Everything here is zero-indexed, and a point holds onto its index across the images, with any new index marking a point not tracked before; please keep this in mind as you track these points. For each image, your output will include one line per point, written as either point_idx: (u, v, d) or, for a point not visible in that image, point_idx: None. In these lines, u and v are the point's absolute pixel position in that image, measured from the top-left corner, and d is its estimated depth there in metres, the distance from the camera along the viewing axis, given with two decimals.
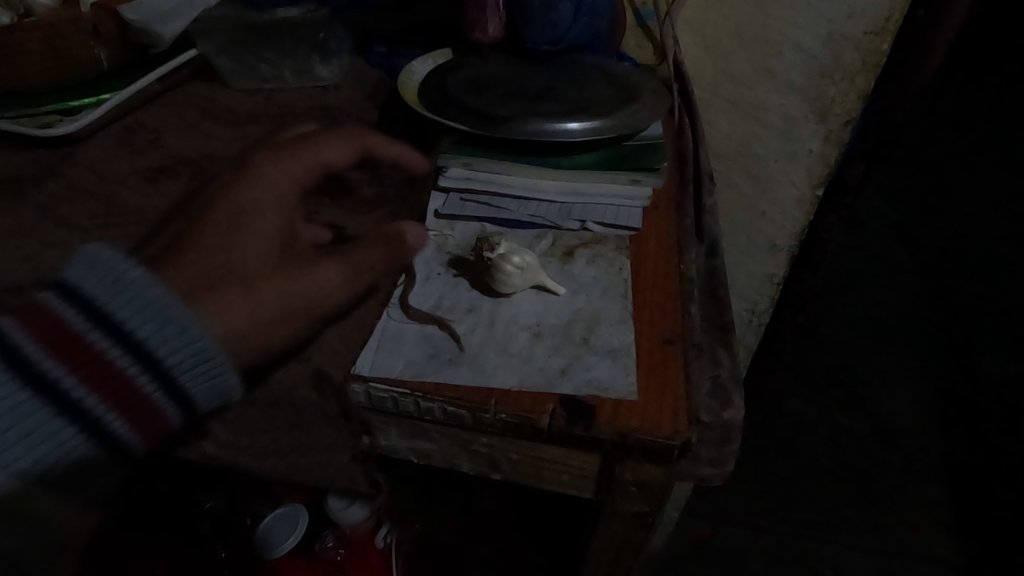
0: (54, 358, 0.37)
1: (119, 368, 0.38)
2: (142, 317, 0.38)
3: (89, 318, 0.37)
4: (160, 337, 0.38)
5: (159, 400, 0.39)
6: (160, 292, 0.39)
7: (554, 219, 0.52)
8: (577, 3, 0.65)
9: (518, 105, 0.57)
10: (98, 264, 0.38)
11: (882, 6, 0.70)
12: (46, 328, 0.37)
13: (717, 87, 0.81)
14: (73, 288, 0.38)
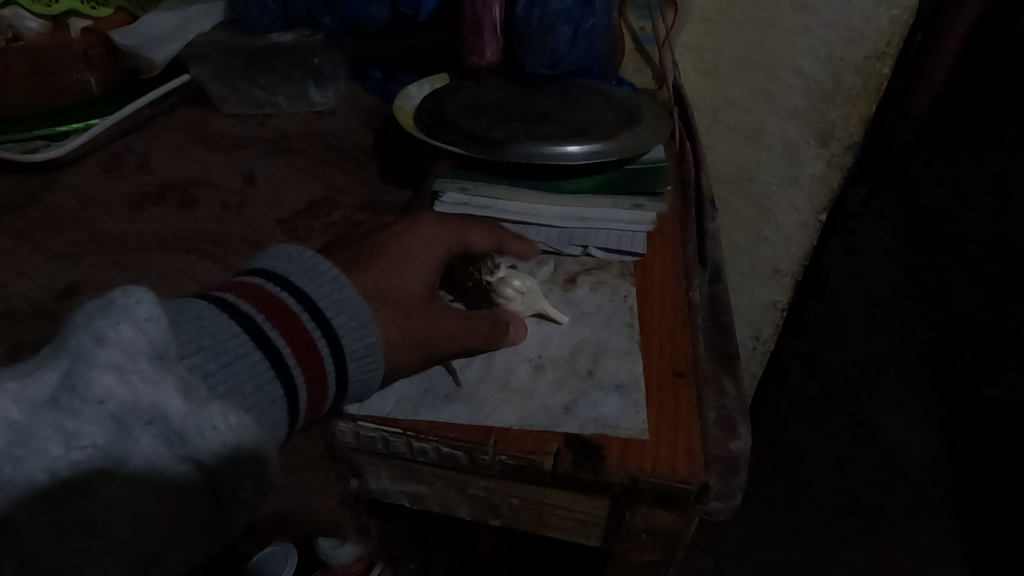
0: (266, 326, 0.37)
1: (319, 346, 0.37)
2: (338, 304, 0.38)
3: (294, 295, 0.38)
4: (350, 325, 0.38)
5: (337, 385, 0.37)
6: (354, 289, 0.40)
7: (555, 245, 0.50)
8: (575, 28, 0.64)
9: (516, 128, 0.56)
10: (302, 257, 0.40)
11: (881, 31, 0.70)
12: (261, 303, 0.37)
13: (717, 112, 0.80)
14: (280, 274, 0.39)
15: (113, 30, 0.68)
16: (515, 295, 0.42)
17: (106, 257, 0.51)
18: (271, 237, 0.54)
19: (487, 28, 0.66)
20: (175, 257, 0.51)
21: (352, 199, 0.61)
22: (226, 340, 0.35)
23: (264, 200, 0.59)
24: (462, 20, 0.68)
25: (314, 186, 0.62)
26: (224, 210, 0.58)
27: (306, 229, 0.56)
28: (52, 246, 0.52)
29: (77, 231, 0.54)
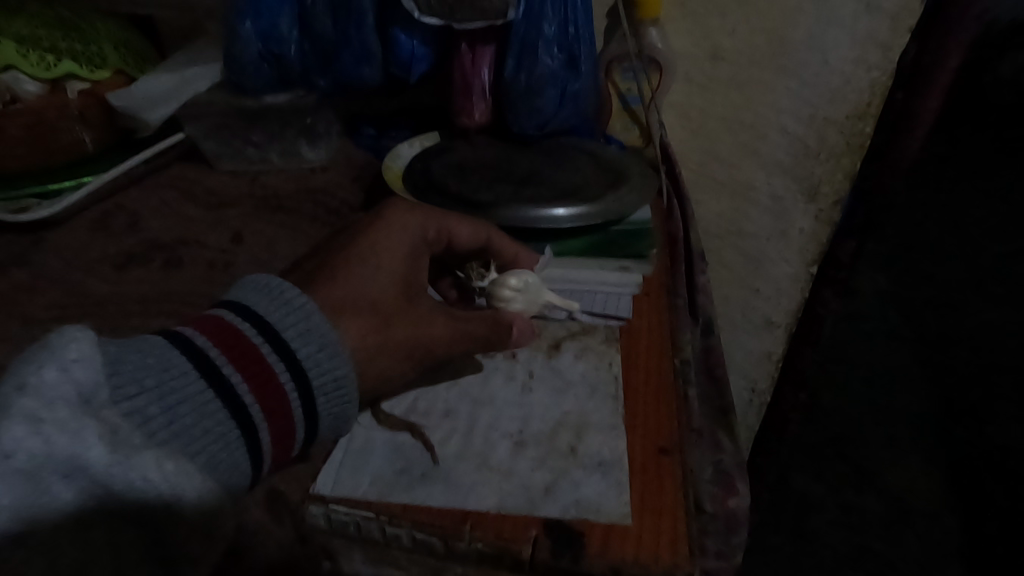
0: (225, 363, 0.36)
1: (281, 380, 0.36)
2: (303, 334, 0.38)
3: (253, 327, 0.37)
4: (316, 356, 0.38)
5: (302, 421, 0.37)
6: (320, 315, 0.39)
7: (539, 308, 0.49)
8: (562, 91, 0.66)
9: (504, 189, 0.57)
10: (264, 285, 0.39)
11: (862, 92, 0.72)
12: (218, 337, 0.36)
13: (704, 168, 0.81)
14: (240, 304, 0.38)
15: (110, 93, 0.69)
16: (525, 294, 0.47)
17: (87, 321, 0.51)
18: None
19: (475, 90, 0.68)
20: (156, 321, 0.51)
21: None
22: (181, 382, 0.35)
23: (251, 260, 0.59)
24: (453, 82, 0.69)
25: (303, 244, 0.62)
26: (209, 270, 0.57)
27: None
28: (33, 310, 0.52)
29: (60, 294, 0.54)
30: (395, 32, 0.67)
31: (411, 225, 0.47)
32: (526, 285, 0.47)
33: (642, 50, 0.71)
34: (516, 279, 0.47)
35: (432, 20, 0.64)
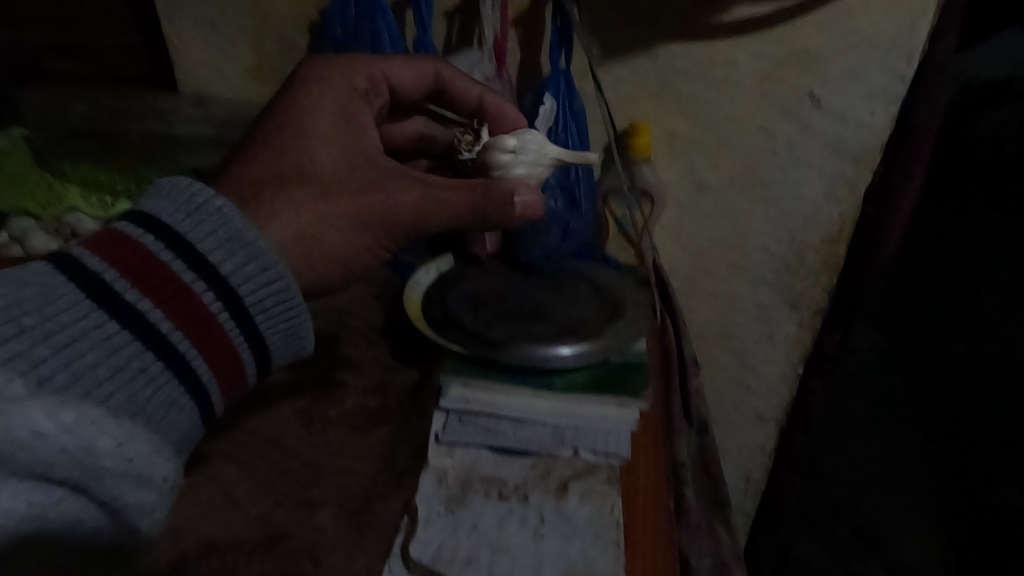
0: (138, 292, 0.45)
1: (198, 294, 0.47)
2: (222, 245, 0.49)
3: (164, 243, 0.47)
4: (233, 263, 0.49)
5: (232, 321, 0.49)
6: (230, 217, 0.50)
7: (548, 447, 0.55)
8: (564, 229, 0.74)
9: (513, 326, 0.63)
10: (180, 188, 0.50)
11: (834, 220, 0.79)
12: (128, 262, 0.45)
13: (693, 280, 0.88)
14: (153, 216, 0.48)
15: None
16: (525, 143, 0.63)
17: None
18: (290, 433, 0.60)
19: None
20: (202, 459, 0.57)
21: (363, 383, 0.67)
22: (91, 328, 0.43)
23: (284, 388, 0.65)
24: None
25: (331, 368, 0.69)
26: (246, 400, 0.63)
27: (321, 421, 0.62)
28: None
29: None
30: None
31: (338, 85, 0.63)
32: (528, 152, 0.63)
33: (633, 183, 0.79)
34: (524, 163, 0.63)
35: None
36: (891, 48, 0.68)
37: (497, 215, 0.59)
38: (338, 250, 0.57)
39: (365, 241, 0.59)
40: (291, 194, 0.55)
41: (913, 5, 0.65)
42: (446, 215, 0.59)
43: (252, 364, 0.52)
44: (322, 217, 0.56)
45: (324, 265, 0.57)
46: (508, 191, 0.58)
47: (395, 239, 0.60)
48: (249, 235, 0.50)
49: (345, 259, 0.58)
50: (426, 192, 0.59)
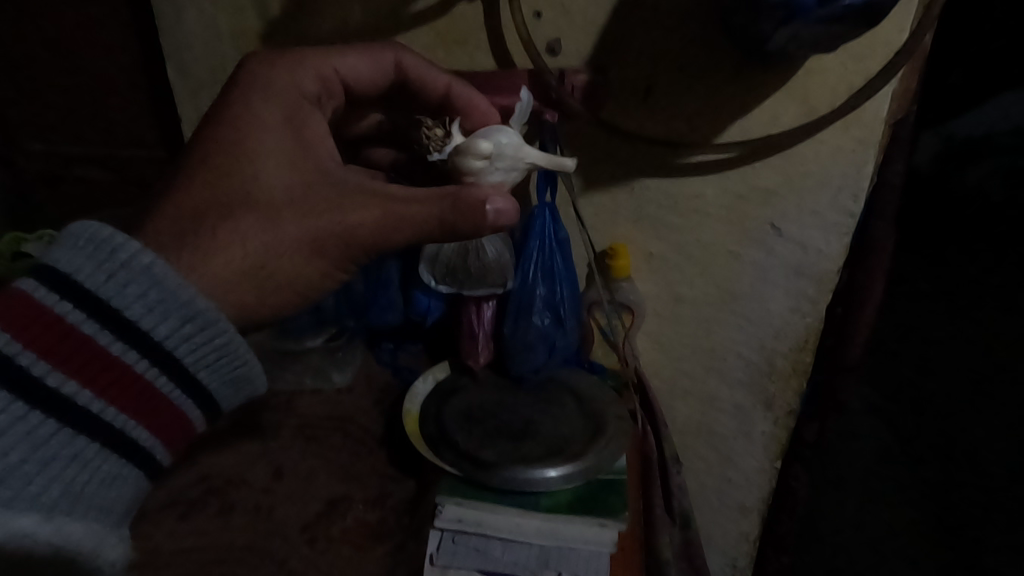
0: (59, 372, 0.46)
1: (129, 364, 0.49)
2: (153, 309, 0.50)
3: (81, 309, 0.48)
4: (164, 327, 0.50)
5: (171, 388, 0.52)
6: (154, 279, 0.50)
7: (534, 569, 0.62)
8: (552, 346, 0.81)
9: (503, 446, 0.70)
10: (94, 239, 0.49)
11: (800, 332, 0.86)
12: (40, 338, 0.46)
13: (674, 380, 0.95)
14: (69, 277, 0.48)
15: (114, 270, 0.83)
16: (500, 147, 0.63)
17: None
18: (296, 553, 0.65)
19: (478, 335, 0.82)
20: None
21: (364, 496, 0.72)
22: (19, 416, 0.45)
23: (290, 504, 0.71)
24: (461, 325, 0.83)
25: (334, 481, 0.74)
26: (255, 518, 0.69)
27: (325, 539, 0.67)
28: None
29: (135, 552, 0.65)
30: (416, 293, 0.83)
31: (285, 92, 0.65)
32: (503, 156, 0.63)
33: (614, 298, 0.87)
34: (500, 167, 0.63)
35: (444, 288, 0.79)
36: (840, 188, 0.76)
37: (464, 223, 0.58)
38: (290, 274, 0.59)
39: (322, 263, 0.60)
40: (227, 225, 0.57)
41: (856, 152, 0.74)
42: (408, 233, 0.59)
43: (194, 410, 0.54)
44: (268, 247, 0.58)
45: (288, 303, 0.61)
46: (474, 194, 0.58)
47: (357, 256, 0.61)
48: (181, 295, 0.51)
49: (308, 287, 0.62)
50: (390, 211, 0.59)
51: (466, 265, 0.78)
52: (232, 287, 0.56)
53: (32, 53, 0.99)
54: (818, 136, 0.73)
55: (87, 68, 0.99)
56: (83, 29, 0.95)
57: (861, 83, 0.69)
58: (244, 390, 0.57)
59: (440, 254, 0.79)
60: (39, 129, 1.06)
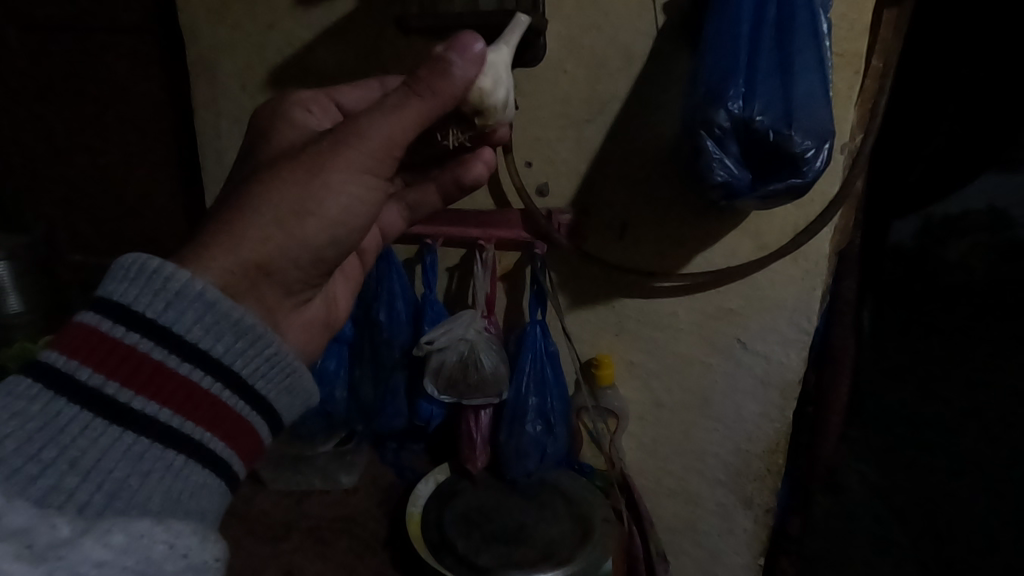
0: (143, 395, 0.41)
1: (200, 382, 0.43)
2: (210, 330, 0.44)
3: (148, 334, 0.42)
4: (228, 341, 0.45)
5: (244, 406, 0.45)
6: (213, 292, 0.45)
7: None
8: (543, 452, 0.89)
9: (499, 550, 0.81)
10: (144, 266, 0.44)
11: (771, 436, 0.94)
12: (117, 368, 0.41)
13: (659, 478, 1.01)
14: (128, 307, 0.42)
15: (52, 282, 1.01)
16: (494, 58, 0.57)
17: None
18: None
19: (476, 439, 0.91)
20: None
21: None
22: (104, 445, 0.40)
23: None
24: (461, 430, 0.92)
25: None
26: None
27: None
28: None
29: None
30: (420, 402, 0.92)
31: (290, 116, 0.63)
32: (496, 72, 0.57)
33: (599, 404, 0.96)
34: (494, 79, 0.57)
35: (446, 398, 0.87)
36: (794, 310, 0.86)
37: (448, 86, 0.50)
38: (310, 207, 0.50)
39: (332, 177, 0.50)
40: (240, 220, 0.48)
41: (804, 282, 0.84)
42: (409, 122, 0.50)
43: (268, 430, 0.48)
44: (308, 185, 0.50)
45: (326, 233, 0.52)
46: (427, 65, 0.50)
47: (370, 163, 0.51)
48: (235, 312, 0.45)
49: (340, 218, 0.52)
50: (389, 108, 0.50)
51: (466, 377, 0.86)
52: (279, 253, 0.49)
53: (77, 175, 1.08)
54: (770, 267, 0.85)
55: (127, 190, 1.07)
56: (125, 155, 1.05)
57: (803, 224, 0.82)
58: (304, 402, 0.51)
59: (442, 367, 0.86)
60: (79, 241, 1.14)
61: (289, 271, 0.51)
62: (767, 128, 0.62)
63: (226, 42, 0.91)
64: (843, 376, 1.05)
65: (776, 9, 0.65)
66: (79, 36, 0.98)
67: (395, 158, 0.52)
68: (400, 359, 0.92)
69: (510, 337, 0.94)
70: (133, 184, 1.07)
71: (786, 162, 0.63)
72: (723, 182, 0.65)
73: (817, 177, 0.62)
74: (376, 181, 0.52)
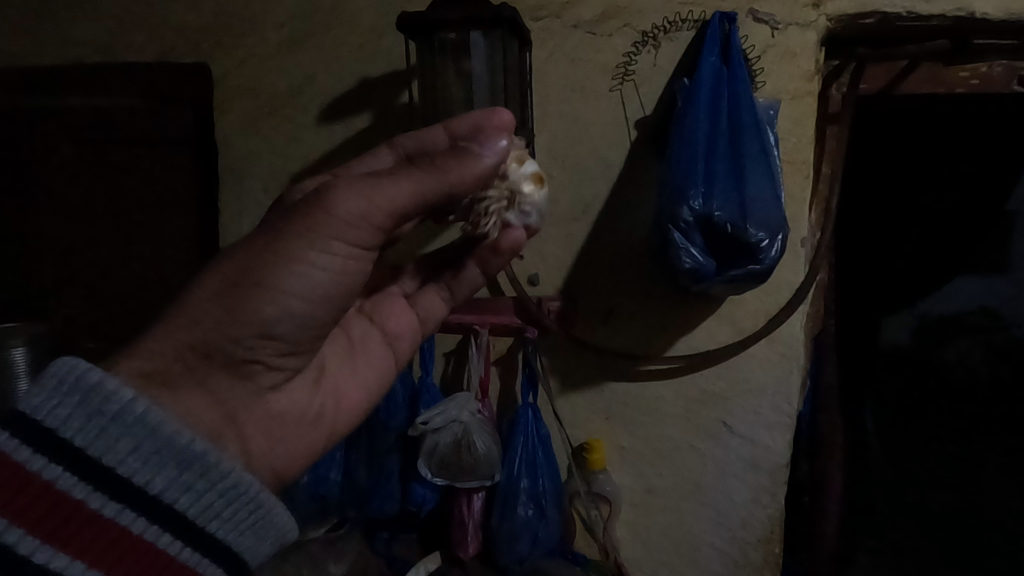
0: (48, 544, 0.41)
1: (124, 526, 0.44)
2: (150, 460, 0.46)
3: (72, 469, 0.44)
4: (156, 476, 0.46)
5: (178, 546, 0.46)
6: (147, 426, 0.46)
7: None
8: (534, 539, 0.90)
9: None
10: (77, 382, 0.45)
11: (765, 524, 0.93)
12: (25, 506, 0.41)
13: (656, 571, 0.99)
14: (54, 431, 0.44)
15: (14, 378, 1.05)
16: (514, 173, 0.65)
17: None
18: None
19: (468, 524, 0.92)
20: None
21: None
22: None
23: None
24: (453, 516, 0.93)
25: None
26: None
27: None
28: None
29: None
30: (414, 484, 0.92)
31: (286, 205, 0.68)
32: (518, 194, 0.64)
33: (591, 489, 0.96)
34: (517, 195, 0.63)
35: (439, 480, 0.89)
36: (774, 392, 0.90)
37: (443, 188, 0.52)
38: (266, 282, 0.52)
39: (294, 248, 0.52)
40: (195, 297, 0.53)
41: (782, 364, 0.89)
42: (392, 197, 0.52)
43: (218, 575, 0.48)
44: (253, 264, 0.52)
45: (279, 310, 0.53)
46: (428, 154, 0.53)
47: (328, 235, 0.52)
48: (179, 439, 0.47)
49: (295, 292, 0.53)
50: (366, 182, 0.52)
51: (459, 460, 0.88)
52: (218, 331, 0.52)
53: (101, 267, 1.14)
54: (750, 350, 0.90)
55: (148, 281, 1.13)
56: (140, 248, 1.12)
57: (775, 311, 0.88)
58: (275, 539, 0.52)
59: (436, 450, 0.88)
60: (91, 328, 1.16)
61: (234, 352, 0.53)
62: (725, 221, 0.72)
63: (257, 151, 1.04)
64: (833, 465, 1.06)
65: (726, 125, 0.77)
66: (123, 148, 1.11)
67: (370, 228, 0.53)
68: (396, 442, 0.94)
69: (503, 421, 0.97)
70: (153, 276, 1.13)
71: (743, 251, 0.72)
72: (691, 268, 0.72)
73: (773, 263, 0.71)
74: (340, 255, 0.53)
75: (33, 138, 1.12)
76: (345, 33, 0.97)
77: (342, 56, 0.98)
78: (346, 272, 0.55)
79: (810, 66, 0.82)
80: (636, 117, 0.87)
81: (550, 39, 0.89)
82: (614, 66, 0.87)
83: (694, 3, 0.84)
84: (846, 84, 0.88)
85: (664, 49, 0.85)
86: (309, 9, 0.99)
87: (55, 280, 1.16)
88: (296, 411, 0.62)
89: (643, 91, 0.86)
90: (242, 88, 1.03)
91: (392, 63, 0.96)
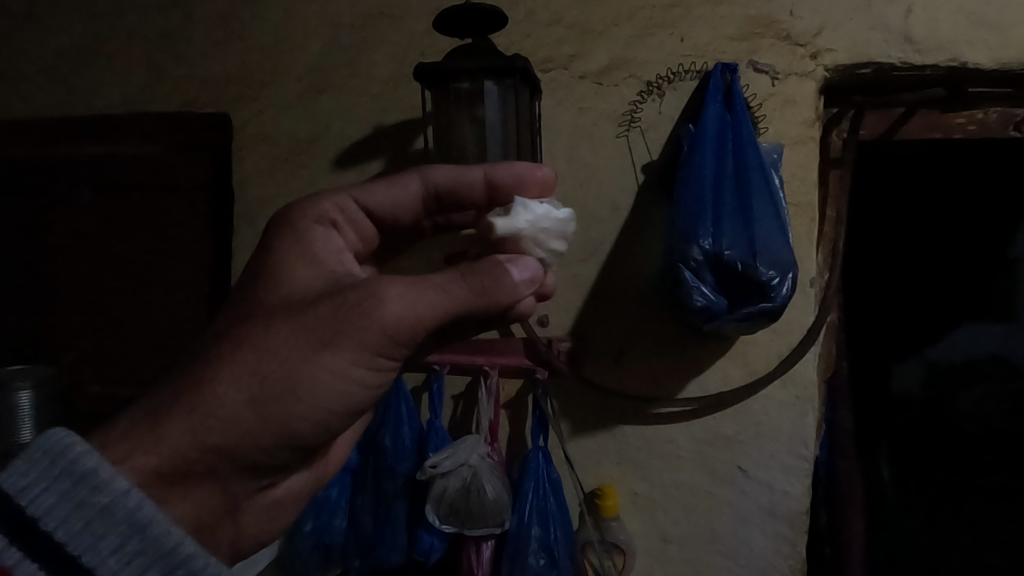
0: None
1: None
2: (132, 559, 0.45)
3: (49, 565, 0.44)
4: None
5: None
6: (132, 521, 0.45)
7: None
8: None
9: None
10: (71, 467, 0.46)
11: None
12: None
13: None
14: (41, 519, 0.45)
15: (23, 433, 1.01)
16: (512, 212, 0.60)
17: None
18: None
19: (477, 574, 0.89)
20: None
21: None
22: None
23: None
24: (461, 565, 0.91)
25: None
26: None
27: None
28: None
29: None
30: (420, 531, 0.90)
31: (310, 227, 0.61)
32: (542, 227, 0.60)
33: (604, 537, 0.92)
34: (557, 238, 0.61)
35: (447, 527, 0.86)
36: (790, 436, 0.88)
37: (499, 303, 0.53)
38: (298, 394, 0.51)
39: (332, 361, 0.51)
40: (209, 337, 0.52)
41: (796, 406, 0.88)
42: (441, 308, 0.52)
43: None
44: (280, 361, 0.50)
45: (308, 415, 0.52)
46: (490, 265, 0.53)
47: (381, 353, 0.52)
48: (165, 540, 0.45)
49: (323, 402, 0.52)
50: (417, 289, 0.51)
51: (467, 505, 0.86)
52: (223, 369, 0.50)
53: (114, 308, 1.15)
54: (763, 392, 0.89)
55: (158, 325, 1.13)
56: (145, 290, 1.14)
57: (788, 351, 0.87)
58: None
59: (444, 495, 0.86)
60: (97, 371, 1.16)
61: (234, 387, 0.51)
62: (735, 260, 0.73)
63: (271, 196, 1.06)
64: (855, 514, 1.02)
65: (733, 167, 0.79)
66: (140, 196, 1.14)
67: (410, 341, 0.52)
68: (403, 487, 0.92)
69: (513, 466, 0.95)
70: (164, 319, 1.13)
71: (755, 291, 0.73)
72: (703, 307, 0.73)
73: (784, 302, 0.72)
74: (375, 365, 0.53)
75: (58, 186, 1.17)
76: (361, 84, 1.02)
77: (359, 105, 1.02)
78: (380, 379, 0.55)
79: (810, 113, 0.85)
80: (644, 161, 0.89)
81: (558, 90, 0.93)
82: (620, 114, 0.90)
83: (696, 56, 0.88)
84: (846, 131, 0.91)
85: (669, 98, 0.88)
86: (328, 62, 1.03)
87: (63, 324, 1.17)
88: (294, 493, 0.65)
89: (649, 136, 0.89)
90: (260, 136, 1.07)
91: (406, 112, 1.00)
